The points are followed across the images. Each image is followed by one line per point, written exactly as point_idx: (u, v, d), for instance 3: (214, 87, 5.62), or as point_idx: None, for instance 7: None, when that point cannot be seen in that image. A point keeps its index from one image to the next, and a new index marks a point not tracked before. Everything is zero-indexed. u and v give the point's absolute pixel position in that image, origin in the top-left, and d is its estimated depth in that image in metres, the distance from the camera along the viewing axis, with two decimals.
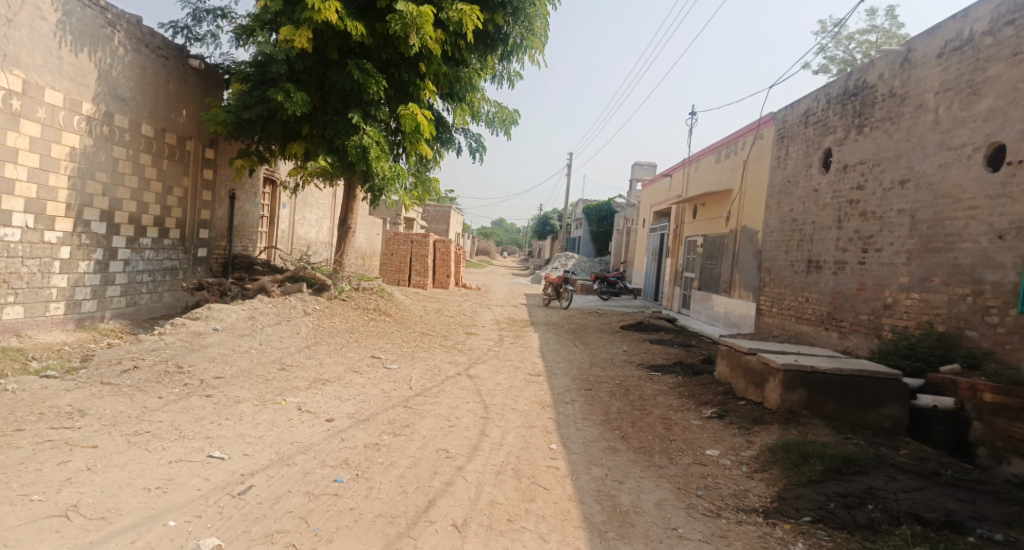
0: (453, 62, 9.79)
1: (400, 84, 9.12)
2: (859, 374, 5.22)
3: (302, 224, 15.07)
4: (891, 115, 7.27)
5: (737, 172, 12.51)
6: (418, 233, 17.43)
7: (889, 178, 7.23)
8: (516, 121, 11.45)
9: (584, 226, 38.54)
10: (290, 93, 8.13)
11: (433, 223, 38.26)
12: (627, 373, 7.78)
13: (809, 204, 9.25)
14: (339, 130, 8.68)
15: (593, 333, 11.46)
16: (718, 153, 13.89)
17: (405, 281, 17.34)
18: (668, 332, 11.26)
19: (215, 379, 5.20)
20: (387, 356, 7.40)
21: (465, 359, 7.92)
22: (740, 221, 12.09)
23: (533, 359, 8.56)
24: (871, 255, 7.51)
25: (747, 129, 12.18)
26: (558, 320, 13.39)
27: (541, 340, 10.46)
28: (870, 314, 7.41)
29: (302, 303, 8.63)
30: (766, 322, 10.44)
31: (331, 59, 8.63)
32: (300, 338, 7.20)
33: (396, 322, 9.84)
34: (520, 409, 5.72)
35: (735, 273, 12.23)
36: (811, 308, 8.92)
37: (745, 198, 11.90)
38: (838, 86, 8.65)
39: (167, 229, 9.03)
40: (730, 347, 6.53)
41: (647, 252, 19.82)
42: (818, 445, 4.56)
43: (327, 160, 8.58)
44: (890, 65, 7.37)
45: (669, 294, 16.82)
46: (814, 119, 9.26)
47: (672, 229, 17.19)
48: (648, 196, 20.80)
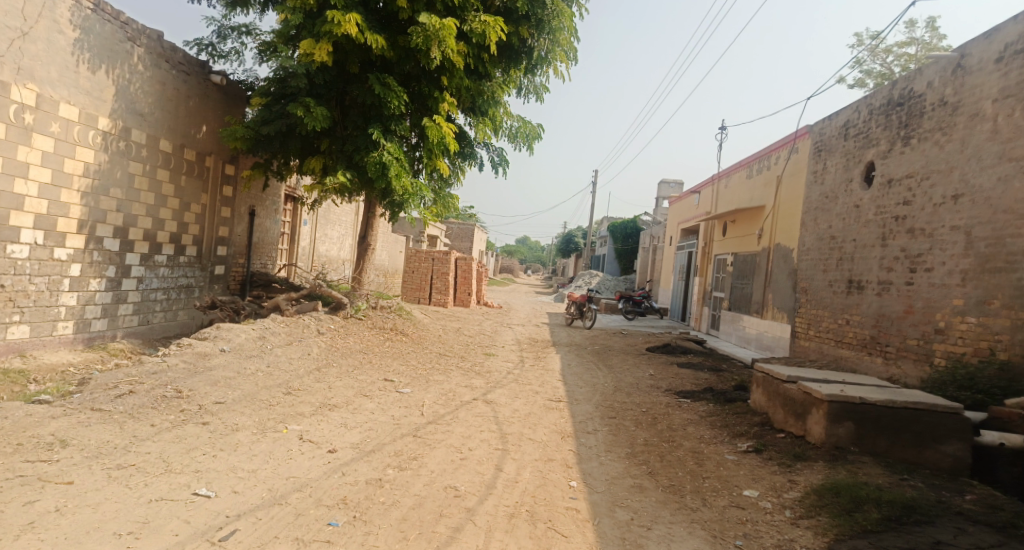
0: (476, 76, 9.54)
1: (421, 98, 8.87)
2: (915, 407, 4.71)
3: (323, 241, 14.96)
4: (941, 124, 6.86)
5: (770, 187, 12.01)
6: (439, 251, 17.20)
7: (940, 193, 6.79)
8: (539, 136, 11.18)
9: (609, 244, 38.07)
10: (309, 107, 7.87)
11: (457, 240, 38.20)
12: (654, 399, 7.32)
13: (850, 220, 8.76)
14: (358, 145, 8.35)
15: (617, 354, 11.00)
16: (751, 168, 13.39)
17: (426, 299, 17.09)
18: (698, 354, 10.73)
19: (215, 405, 4.92)
20: (401, 379, 7.07)
21: (483, 383, 7.56)
22: (773, 239, 11.57)
23: (554, 382, 8.15)
24: (920, 274, 7.01)
25: (782, 143, 11.70)
26: (581, 340, 12.96)
27: (563, 362, 10.05)
28: (919, 339, 6.86)
29: (317, 322, 8.42)
30: (803, 346, 9.87)
31: (352, 73, 8.40)
32: (310, 360, 6.92)
33: (412, 342, 9.55)
34: (539, 439, 5.32)
35: (768, 293, 11.69)
36: (852, 331, 8.36)
37: (779, 214, 11.39)
38: (881, 95, 8.29)
39: (183, 246, 8.90)
40: (767, 373, 6.05)
41: (674, 270, 19.29)
42: (872, 488, 4.06)
43: (345, 176, 8.26)
44: (942, 72, 6.96)
45: (698, 314, 16.25)
46: (855, 131, 8.89)
47: (701, 247, 16.67)
48: (675, 213, 20.32)
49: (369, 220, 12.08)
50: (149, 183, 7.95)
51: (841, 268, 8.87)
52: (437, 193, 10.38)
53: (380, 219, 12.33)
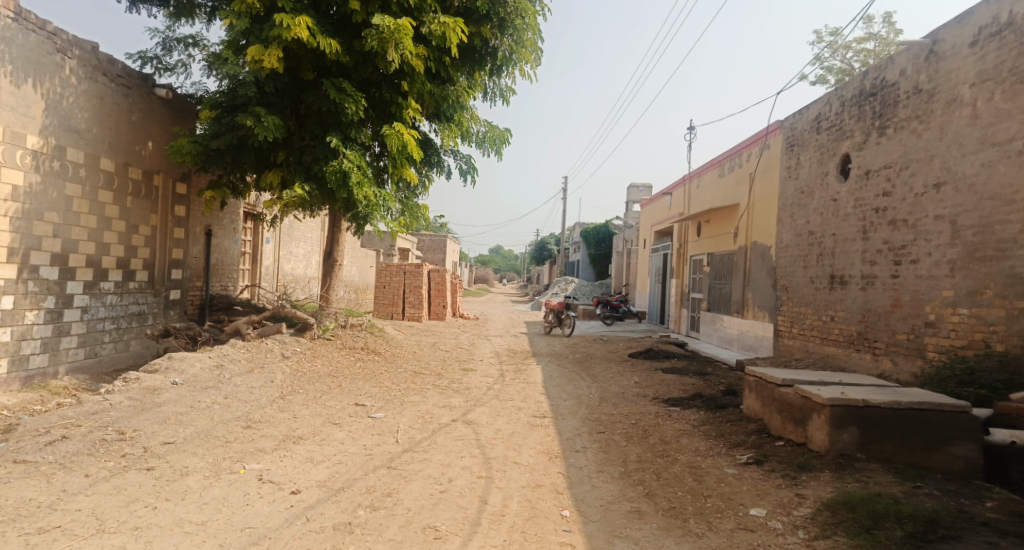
0: (439, 80, 9.22)
1: (382, 104, 8.52)
2: (921, 408, 4.44)
3: (289, 259, 14.38)
4: (918, 112, 6.64)
5: (743, 185, 11.89)
6: (411, 263, 16.71)
7: (921, 181, 6.58)
8: (508, 141, 10.85)
9: (582, 250, 37.99)
10: (262, 117, 7.47)
11: (429, 253, 37.69)
12: (641, 409, 6.98)
13: (828, 215, 8.57)
14: (317, 155, 7.99)
15: (599, 362, 10.68)
16: (722, 166, 13.27)
17: (399, 314, 16.57)
18: (681, 359, 10.46)
19: (162, 446, 4.42)
20: (373, 403, 6.61)
21: (461, 402, 7.14)
22: (749, 237, 11.42)
23: (536, 397, 7.76)
24: (905, 267, 6.83)
25: (752, 139, 11.59)
26: (561, 350, 12.61)
27: (543, 373, 9.68)
28: (909, 334, 6.66)
29: (280, 345, 7.91)
30: (787, 345, 9.67)
31: (307, 81, 8.01)
32: (274, 387, 6.41)
33: (385, 361, 9.08)
34: (524, 463, 4.92)
35: (747, 292, 11.51)
36: (837, 328, 8.16)
37: (754, 211, 11.26)
38: (852, 87, 8.13)
39: (133, 271, 8.31)
40: (760, 378, 5.75)
41: (649, 273, 19.10)
42: (887, 500, 3.75)
43: (304, 188, 7.88)
44: (914, 59, 6.76)
45: (676, 317, 16.07)
46: (827, 124, 8.75)
47: (675, 248, 16.54)
48: (647, 215, 20.20)
49: (335, 235, 11.58)
50: (91, 205, 7.37)
51: (822, 264, 8.69)
52: (404, 204, 10.00)
53: (346, 233, 11.83)
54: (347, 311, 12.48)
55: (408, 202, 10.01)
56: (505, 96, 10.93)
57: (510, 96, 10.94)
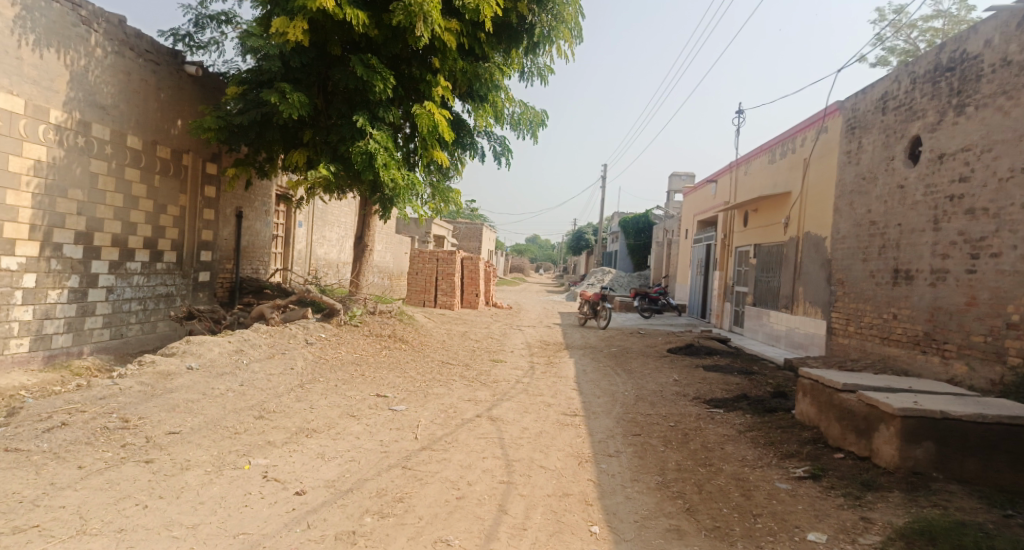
0: (473, 57, 8.81)
1: (412, 82, 8.18)
2: (1011, 422, 3.89)
3: (322, 243, 14.25)
4: (1005, 87, 6.00)
5: (796, 172, 11.13)
6: (444, 250, 16.39)
7: (1007, 164, 5.91)
8: (544, 123, 10.38)
9: (620, 240, 37.22)
10: (287, 94, 7.21)
11: (465, 241, 37.51)
12: (680, 410, 6.49)
13: (893, 203, 7.84)
14: (343, 134, 7.72)
15: (636, 357, 10.17)
16: (773, 152, 12.51)
17: (431, 302, 16.33)
18: (724, 355, 9.86)
19: (167, 436, 4.17)
20: (395, 395, 6.29)
21: (488, 396, 6.78)
22: (801, 227, 10.69)
23: (568, 392, 7.33)
24: (984, 261, 6.13)
25: (807, 122, 10.82)
26: (596, 342, 12.13)
27: (577, 367, 9.25)
28: (987, 336, 5.97)
29: (304, 331, 7.70)
30: (841, 344, 8.98)
31: (334, 56, 7.71)
32: (293, 375, 6.16)
33: (412, 349, 8.79)
34: (552, 467, 4.52)
35: (797, 286, 10.80)
36: (901, 328, 7.47)
37: (807, 200, 10.52)
38: (925, 62, 7.41)
39: (161, 252, 8.19)
40: (817, 381, 5.19)
41: (691, 264, 18.38)
42: (975, 532, 3.21)
43: (329, 169, 7.60)
44: (1002, 27, 6.09)
45: (719, 311, 15.37)
46: (894, 103, 8.02)
47: (719, 239, 15.80)
48: (690, 205, 19.44)
49: (367, 219, 11.33)
50: (116, 182, 7.25)
51: (884, 257, 7.97)
52: (435, 188, 9.66)
53: (378, 217, 11.58)
54: (377, 297, 12.27)
55: (439, 186, 9.67)
56: (542, 76, 10.44)
57: (548, 76, 10.45)
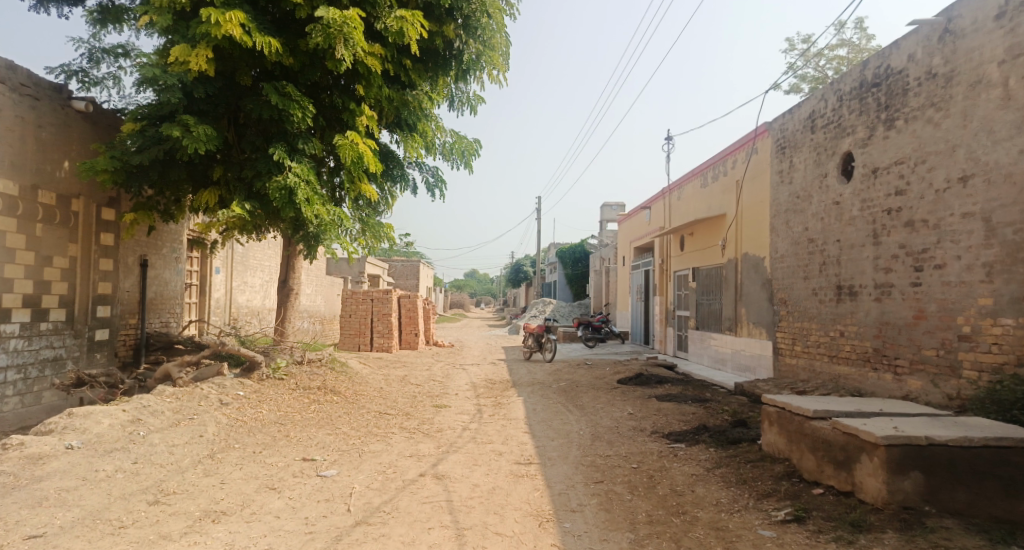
0: (398, 85, 8.33)
1: (334, 111, 7.61)
2: (999, 445, 3.64)
3: (243, 289, 13.21)
4: (932, 99, 6.05)
5: (730, 194, 11.17)
6: (378, 289, 15.59)
7: (941, 176, 5.90)
8: (477, 151, 10.00)
9: (558, 271, 37.24)
10: (191, 127, 6.45)
11: (401, 279, 36.58)
12: (640, 448, 6.03)
13: (830, 220, 7.84)
14: (258, 169, 7.00)
15: (585, 391, 9.72)
16: (705, 175, 12.60)
17: (367, 345, 15.44)
18: (676, 383, 9.56)
19: (26, 542, 3.35)
20: (324, 457, 5.54)
21: (431, 449, 6.12)
22: (739, 248, 10.66)
23: (518, 437, 6.76)
24: (928, 273, 6.07)
25: (737, 144, 10.91)
26: (542, 377, 11.62)
27: (525, 407, 8.70)
28: (939, 349, 5.86)
29: (218, 391, 6.81)
30: (789, 364, 8.84)
31: (244, 86, 7.03)
32: (202, 444, 5.32)
33: (345, 401, 8.00)
34: (507, 533, 3.93)
35: (739, 308, 10.71)
36: (849, 345, 7.36)
37: (743, 221, 10.52)
38: (850, 80, 7.50)
39: (45, 310, 7.16)
40: (784, 409, 4.86)
41: (630, 291, 18.31)
42: None
43: (243, 207, 6.84)
44: (924, 43, 6.18)
45: (662, 336, 15.25)
46: (823, 121, 8.08)
47: (657, 265, 15.76)
48: (625, 231, 19.48)
49: (290, 261, 10.51)
50: None
51: (826, 274, 7.91)
52: (365, 223, 9.02)
53: (303, 258, 10.77)
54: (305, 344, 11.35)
55: (368, 221, 9.03)
56: (472, 104, 10.11)
57: (478, 104, 10.12)
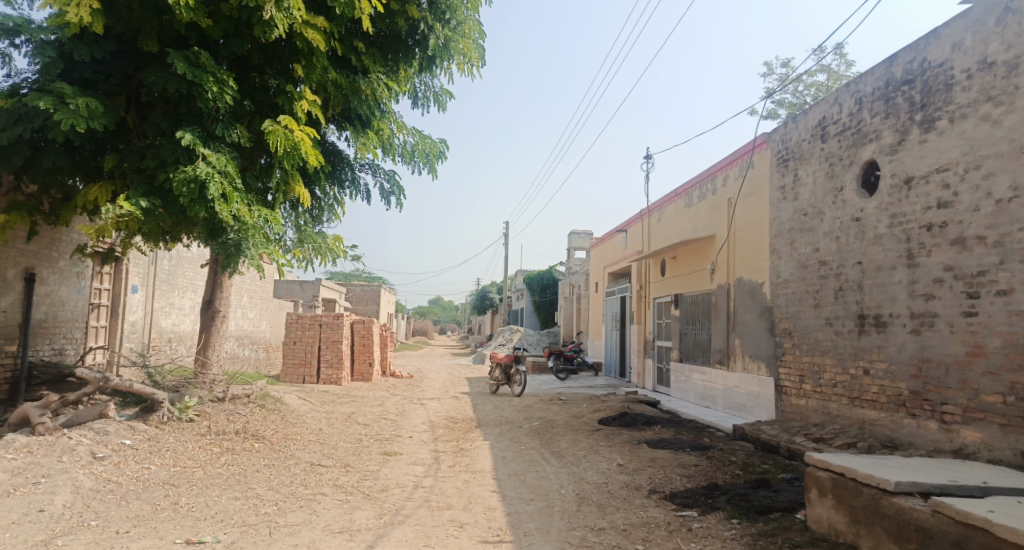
0: (349, 70, 7.07)
1: (265, 95, 6.30)
2: None
3: (166, 312, 11.55)
4: (989, 92, 5.09)
5: (721, 213, 10.12)
6: (329, 314, 14.03)
7: (1005, 182, 4.91)
8: (442, 154, 8.77)
9: (525, 298, 36.02)
10: (67, 98, 5.02)
11: (361, 304, 34.87)
12: (642, 519, 4.67)
13: (848, 239, 6.77)
14: (162, 158, 5.60)
15: (561, 434, 8.38)
16: (689, 194, 11.62)
17: (313, 377, 13.78)
18: (666, 425, 8.27)
19: None
20: (218, 538, 4.04)
21: (369, 519, 4.68)
22: (732, 273, 9.59)
23: (483, 499, 5.34)
24: (989, 299, 5.00)
25: (729, 159, 9.91)
26: (509, 416, 10.24)
27: (492, 455, 7.31)
28: (1007, 394, 4.76)
29: (92, 441, 5.25)
30: (796, 406, 7.65)
31: (149, 54, 5.65)
32: (37, 524, 3.79)
33: (269, 450, 6.46)
34: None
35: (732, 339, 9.56)
36: (876, 386, 6.23)
37: (737, 242, 9.46)
38: (870, 80, 6.54)
39: None
40: (852, 478, 3.59)
41: (604, 320, 17.14)
42: None
43: (140, 203, 5.42)
44: (974, 27, 5.26)
45: (640, 369, 14.05)
46: (835, 128, 7.09)
47: (634, 291, 14.65)
48: (598, 256, 18.39)
49: (217, 279, 8.96)
50: None
51: (844, 301, 6.81)
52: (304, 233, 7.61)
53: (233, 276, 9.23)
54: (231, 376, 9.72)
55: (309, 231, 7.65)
56: (438, 102, 8.93)
57: (444, 103, 8.96)
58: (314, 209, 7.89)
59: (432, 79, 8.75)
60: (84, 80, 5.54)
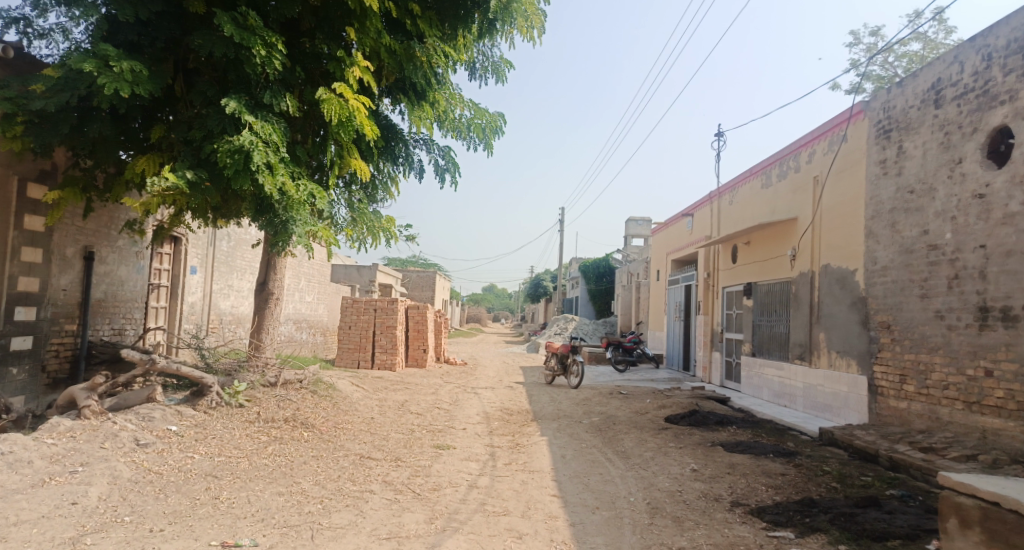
0: (404, 36, 6.65)
1: (316, 61, 5.95)
2: None
3: (224, 294, 11.57)
4: None
5: (804, 193, 9.24)
6: (383, 298, 13.83)
7: None
8: (500, 129, 8.30)
9: (581, 286, 35.31)
10: (110, 61, 4.76)
11: (416, 290, 35.05)
12: (728, 538, 4.06)
13: (968, 219, 5.88)
14: (208, 127, 5.33)
15: (625, 430, 7.79)
16: (766, 173, 10.71)
17: (367, 362, 13.63)
18: (742, 426, 7.54)
19: None
20: (256, 541, 3.68)
21: (420, 523, 4.27)
22: (816, 258, 8.73)
23: (543, 505, 4.84)
24: None
25: (815, 132, 9.00)
26: (568, 408, 9.71)
27: (551, 452, 6.81)
28: None
29: (138, 427, 5.05)
30: (895, 409, 6.80)
31: (196, 17, 5.33)
32: (68, 519, 3.53)
33: (318, 439, 6.18)
34: None
35: (816, 332, 8.71)
36: (1002, 391, 5.36)
37: (823, 224, 8.59)
38: (1004, 31, 5.60)
39: None
40: (1011, 511, 2.88)
41: (666, 309, 16.35)
42: None
43: (185, 175, 5.17)
44: None
45: (706, 363, 13.25)
46: (953, 91, 6.17)
47: (701, 278, 13.82)
48: (661, 242, 17.55)
49: (271, 260, 8.79)
50: None
51: (959, 292, 5.93)
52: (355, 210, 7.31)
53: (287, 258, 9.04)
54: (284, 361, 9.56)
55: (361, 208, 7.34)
56: (496, 74, 8.44)
57: (503, 75, 8.47)
58: (367, 187, 7.62)
59: (490, 49, 8.26)
60: (130, 44, 5.27)
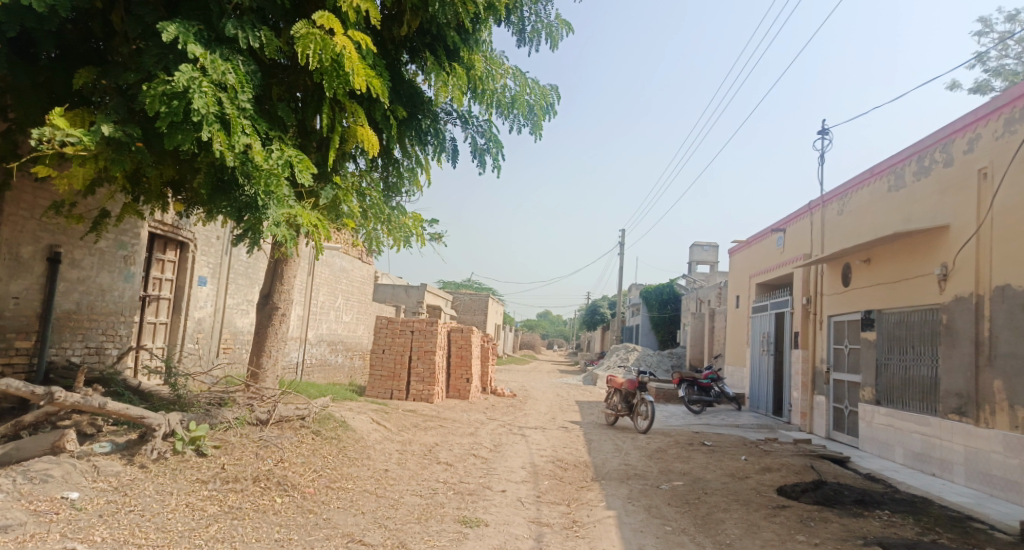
0: None
1: None
2: None
3: (240, 309, 10.16)
4: None
5: (961, 194, 7.04)
6: (421, 319, 12.19)
7: None
8: (552, 106, 6.60)
9: (642, 314, 32.84)
10: None
11: (466, 313, 33.55)
12: None
13: None
14: (143, 64, 3.74)
15: (724, 506, 5.68)
16: (896, 172, 8.48)
17: (402, 392, 11.91)
18: (899, 511, 5.31)
19: None
20: None
21: None
22: (986, 280, 6.51)
23: None
24: None
25: (980, 113, 6.81)
26: (639, 464, 7.63)
27: (623, 537, 4.81)
28: None
29: (6, 499, 3.45)
30: None
31: None
32: None
33: (295, 512, 4.35)
34: None
35: (986, 380, 6.44)
36: None
37: (999, 233, 6.36)
38: None
39: None
40: None
41: (750, 342, 14.02)
42: None
43: (105, 129, 3.60)
44: None
45: (807, 408, 11.02)
46: None
47: (798, 305, 11.55)
48: (743, 262, 15.28)
49: (277, 265, 7.24)
50: None
51: None
52: (367, 200, 5.68)
53: (300, 259, 7.50)
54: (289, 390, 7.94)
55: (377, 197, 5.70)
56: (551, 39, 6.67)
57: (559, 40, 6.70)
58: (388, 173, 6.18)
59: (544, 5, 6.49)
60: None
